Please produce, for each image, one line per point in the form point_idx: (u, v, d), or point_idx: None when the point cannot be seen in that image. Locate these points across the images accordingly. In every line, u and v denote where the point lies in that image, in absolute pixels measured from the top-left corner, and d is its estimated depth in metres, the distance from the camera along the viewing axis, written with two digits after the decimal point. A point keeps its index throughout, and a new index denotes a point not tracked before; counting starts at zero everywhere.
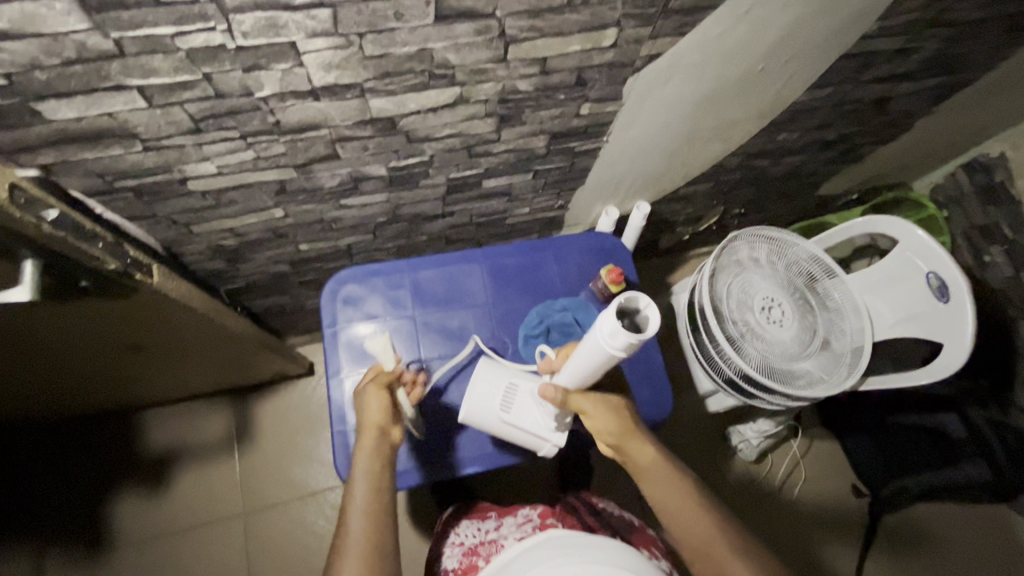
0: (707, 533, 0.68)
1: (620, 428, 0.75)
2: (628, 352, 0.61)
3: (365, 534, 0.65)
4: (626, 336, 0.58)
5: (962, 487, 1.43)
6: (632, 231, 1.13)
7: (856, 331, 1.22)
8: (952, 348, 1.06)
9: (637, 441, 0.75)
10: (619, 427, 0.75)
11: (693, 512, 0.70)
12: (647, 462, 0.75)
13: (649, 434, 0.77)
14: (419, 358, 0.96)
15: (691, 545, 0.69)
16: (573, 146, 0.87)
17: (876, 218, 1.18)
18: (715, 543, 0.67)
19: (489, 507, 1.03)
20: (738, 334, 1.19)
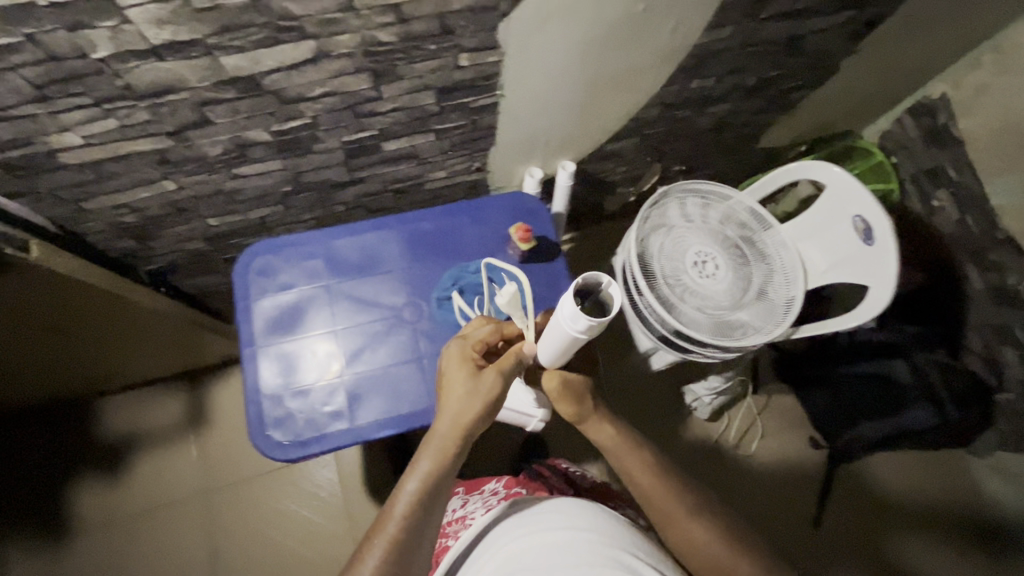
0: (667, 504, 0.80)
1: (582, 411, 0.84)
2: (589, 334, 0.71)
3: (414, 511, 0.72)
4: (586, 321, 0.68)
5: (914, 432, 1.43)
6: (559, 190, 1.12)
7: (789, 281, 1.21)
8: (875, 296, 1.06)
9: (596, 419, 0.85)
10: (583, 408, 0.84)
11: (655, 485, 0.81)
12: (608, 439, 0.84)
13: (609, 416, 0.86)
14: (336, 325, 0.96)
15: (656, 509, 0.80)
16: (467, 102, 0.86)
17: (802, 164, 1.17)
18: (675, 509, 0.79)
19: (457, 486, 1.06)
20: (668, 290, 1.18)
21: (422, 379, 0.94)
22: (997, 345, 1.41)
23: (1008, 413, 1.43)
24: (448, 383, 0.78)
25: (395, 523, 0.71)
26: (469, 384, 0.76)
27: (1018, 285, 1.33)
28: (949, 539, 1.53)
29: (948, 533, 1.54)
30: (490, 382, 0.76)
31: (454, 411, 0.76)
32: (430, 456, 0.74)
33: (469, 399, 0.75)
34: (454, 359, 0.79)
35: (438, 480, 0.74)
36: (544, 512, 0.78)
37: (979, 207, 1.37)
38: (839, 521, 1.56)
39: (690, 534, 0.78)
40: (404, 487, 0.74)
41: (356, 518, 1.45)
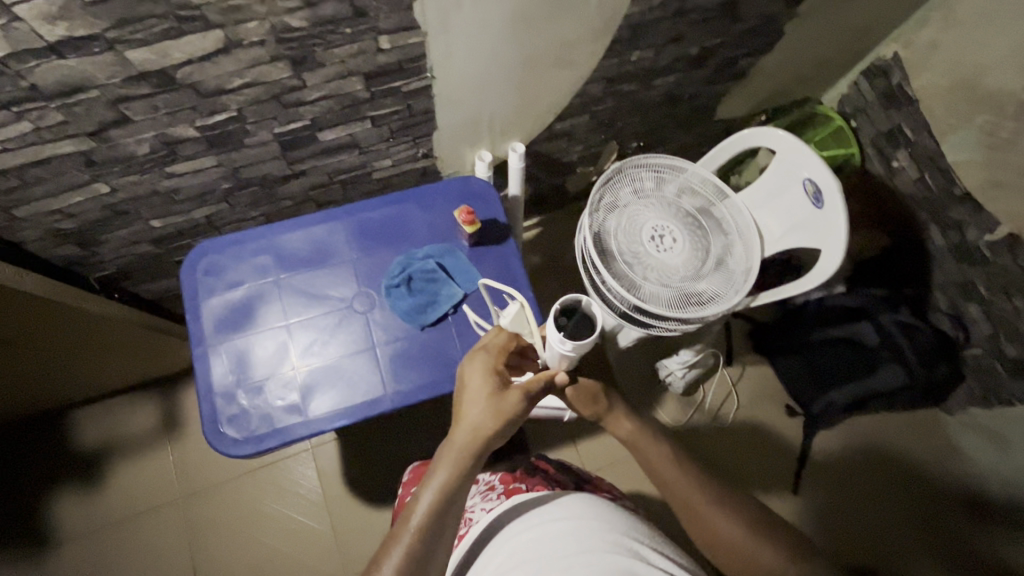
0: (688, 494, 0.79)
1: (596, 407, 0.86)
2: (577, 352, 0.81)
3: (430, 527, 0.71)
4: (572, 345, 0.78)
5: (885, 394, 1.44)
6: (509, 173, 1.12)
7: (747, 249, 1.21)
8: (826, 259, 1.06)
9: (615, 414, 0.87)
10: (600, 408, 0.87)
11: (676, 475, 0.81)
12: (628, 433, 0.86)
13: (625, 408, 0.87)
14: (287, 320, 0.96)
15: (680, 500, 0.80)
16: (398, 87, 0.85)
17: (751, 130, 1.16)
18: (695, 499, 0.79)
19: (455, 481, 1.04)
20: (626, 266, 1.18)
21: (376, 368, 0.94)
22: (962, 301, 1.42)
23: (976, 368, 1.44)
24: (467, 397, 0.78)
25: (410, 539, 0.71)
26: (490, 400, 0.77)
27: (977, 240, 1.33)
28: (929, 498, 1.54)
29: (927, 491, 1.54)
30: (514, 401, 0.77)
31: (472, 425, 0.76)
32: (446, 470, 0.74)
33: (490, 415, 0.76)
34: (476, 373, 0.79)
35: (454, 495, 0.74)
36: (550, 508, 0.80)
37: (936, 165, 1.37)
38: (819, 490, 1.55)
39: (711, 524, 0.77)
40: (421, 502, 0.73)
41: (337, 514, 1.45)
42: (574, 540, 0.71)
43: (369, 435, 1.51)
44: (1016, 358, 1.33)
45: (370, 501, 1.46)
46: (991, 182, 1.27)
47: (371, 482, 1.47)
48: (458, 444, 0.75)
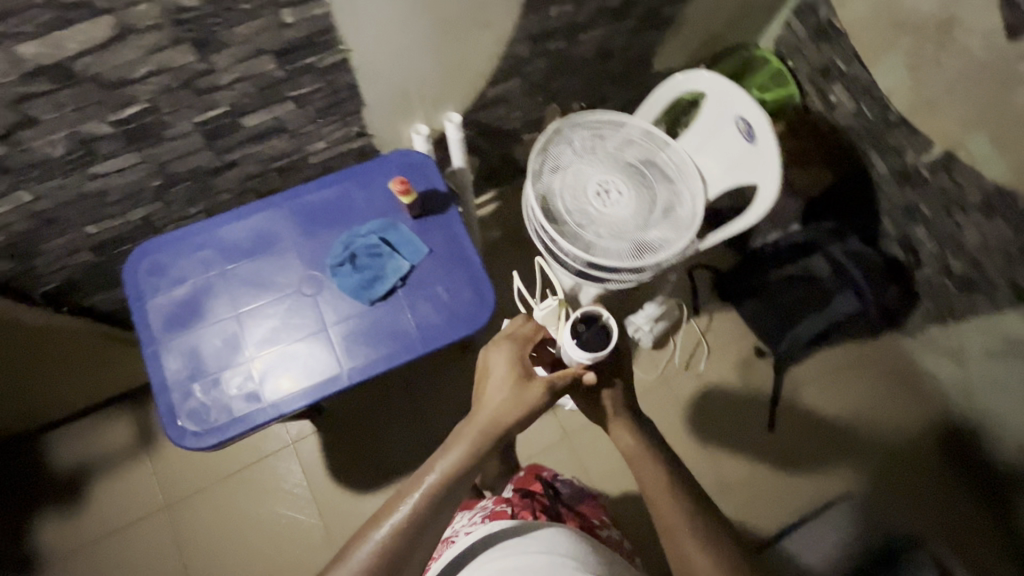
0: (674, 518, 0.83)
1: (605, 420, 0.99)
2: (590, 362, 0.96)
3: (439, 494, 0.79)
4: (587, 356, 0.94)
5: (846, 322, 1.48)
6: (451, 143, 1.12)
7: (691, 194, 1.23)
8: (762, 195, 1.08)
9: (618, 428, 0.97)
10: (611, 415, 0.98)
11: (668, 501, 0.85)
12: (630, 447, 0.94)
13: (633, 428, 0.96)
14: (235, 310, 0.96)
15: (662, 518, 0.84)
16: (314, 62, 0.85)
17: (681, 75, 1.17)
18: (679, 524, 0.83)
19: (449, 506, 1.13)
20: (574, 224, 1.20)
21: (330, 347, 0.95)
22: (908, 225, 1.46)
23: (929, 287, 1.49)
24: (492, 383, 0.92)
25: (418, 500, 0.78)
26: (514, 388, 0.90)
27: (915, 162, 1.36)
28: (893, 423, 1.60)
29: (891, 415, 1.60)
30: (535, 390, 0.91)
31: (494, 406, 0.88)
32: (463, 445, 0.84)
33: (511, 398, 0.89)
34: (502, 361, 0.94)
35: (466, 470, 0.82)
36: (525, 537, 0.87)
37: (870, 93, 1.40)
38: (790, 424, 1.61)
39: (686, 551, 0.80)
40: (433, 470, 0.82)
41: (326, 504, 1.47)
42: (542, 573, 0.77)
43: (348, 424, 1.52)
44: (963, 272, 1.38)
45: (357, 488, 1.48)
46: (921, 103, 1.30)
47: (355, 470, 1.48)
48: (479, 422, 0.86)
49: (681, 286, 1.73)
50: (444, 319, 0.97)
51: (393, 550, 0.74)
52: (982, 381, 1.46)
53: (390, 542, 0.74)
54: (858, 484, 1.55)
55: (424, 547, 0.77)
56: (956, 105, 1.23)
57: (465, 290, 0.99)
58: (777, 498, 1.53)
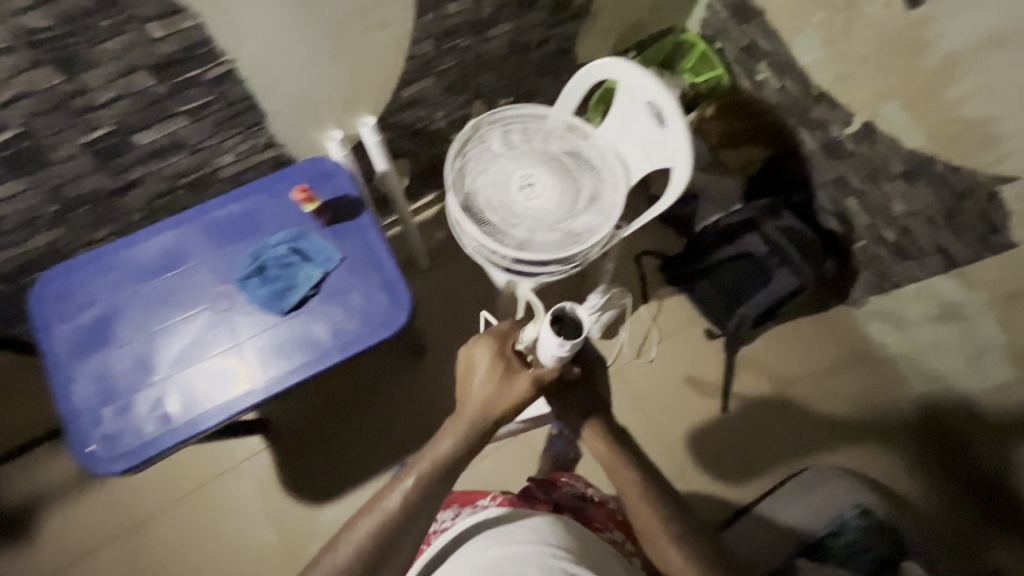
0: (650, 523, 0.95)
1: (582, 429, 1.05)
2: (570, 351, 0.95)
3: (432, 479, 0.90)
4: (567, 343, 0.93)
5: (786, 298, 1.48)
6: (370, 148, 1.12)
7: (614, 182, 1.24)
8: (675, 180, 1.09)
9: (593, 438, 1.04)
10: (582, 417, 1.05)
11: (644, 509, 0.96)
12: (607, 457, 1.02)
13: (605, 433, 1.04)
14: (147, 330, 0.95)
15: (640, 523, 0.96)
16: (198, 76, 0.85)
17: (593, 63, 1.17)
18: (654, 528, 0.95)
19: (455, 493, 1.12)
20: (498, 221, 1.19)
21: (244, 362, 0.94)
22: (841, 197, 1.47)
23: (866, 258, 1.50)
24: (476, 379, 0.97)
25: (410, 484, 0.89)
26: (500, 382, 0.96)
27: (840, 134, 1.37)
28: (852, 393, 1.60)
29: (849, 385, 1.61)
30: (521, 383, 0.97)
31: (479, 402, 0.95)
32: (451, 437, 0.93)
33: (495, 393, 0.95)
34: (487, 354, 0.99)
35: (455, 458, 0.93)
36: (517, 524, 0.88)
37: (793, 69, 1.40)
38: (748, 402, 1.61)
39: (660, 549, 0.94)
40: (425, 458, 0.92)
41: (282, 519, 1.46)
42: (527, 563, 0.79)
43: (300, 437, 1.52)
44: (894, 240, 1.39)
45: (313, 499, 1.48)
46: (839, 76, 1.30)
47: (311, 480, 1.49)
48: (467, 415, 0.94)
49: (629, 274, 1.72)
50: (360, 325, 0.96)
51: (387, 531, 0.85)
52: (925, 344, 1.49)
53: (385, 526, 0.86)
54: (819, 456, 1.56)
55: (415, 528, 0.88)
56: (870, 75, 1.23)
57: (380, 295, 0.98)
58: (739, 475, 1.54)
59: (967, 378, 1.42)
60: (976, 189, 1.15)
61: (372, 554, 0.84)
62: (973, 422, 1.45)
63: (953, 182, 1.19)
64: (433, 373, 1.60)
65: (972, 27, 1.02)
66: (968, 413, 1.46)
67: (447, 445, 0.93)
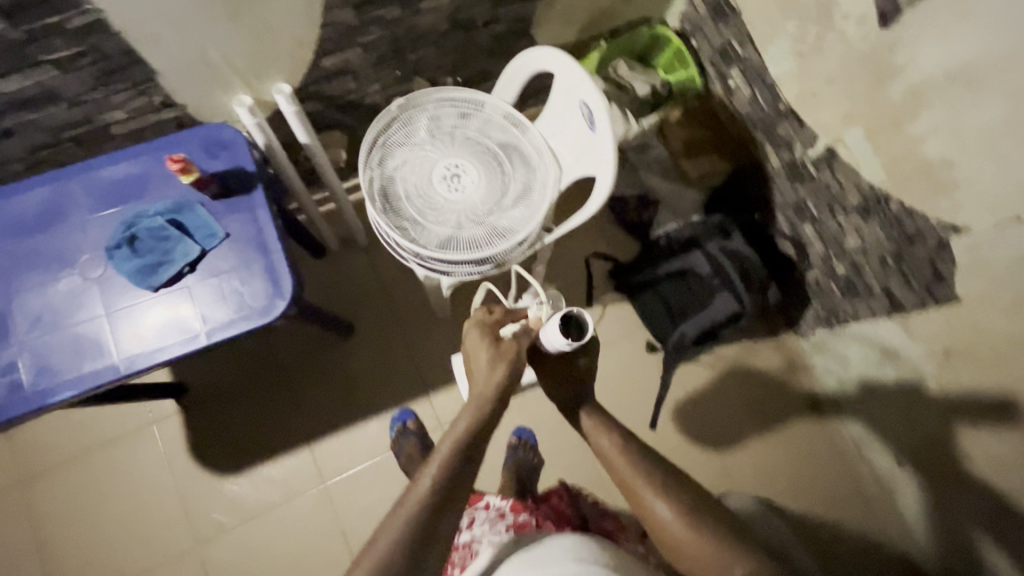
0: (634, 478, 0.86)
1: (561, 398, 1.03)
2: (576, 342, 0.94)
3: (454, 462, 0.80)
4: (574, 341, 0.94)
5: (726, 322, 1.41)
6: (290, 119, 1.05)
7: (545, 182, 1.15)
8: (598, 189, 1.01)
9: (574, 410, 1.00)
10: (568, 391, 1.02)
11: (627, 466, 0.87)
12: (586, 423, 0.97)
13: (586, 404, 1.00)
14: (9, 289, 0.90)
15: (623, 481, 0.87)
16: (60, 23, 0.78)
17: (531, 52, 1.08)
18: (637, 482, 0.85)
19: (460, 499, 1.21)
20: (413, 211, 1.12)
21: (107, 335, 0.89)
22: (799, 223, 1.38)
23: (816, 289, 1.42)
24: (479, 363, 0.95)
25: (437, 468, 0.79)
26: (492, 350, 0.96)
27: (803, 156, 1.28)
28: (785, 424, 1.54)
29: (779, 414, 1.55)
30: (512, 347, 0.97)
31: (485, 378, 0.93)
32: (467, 417, 0.87)
33: (496, 364, 0.94)
34: (480, 334, 0.99)
35: (475, 438, 0.85)
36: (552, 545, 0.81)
37: (764, 79, 1.30)
38: (676, 421, 1.55)
39: (643, 499, 0.84)
40: (447, 442, 0.83)
41: (185, 485, 1.45)
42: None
43: (216, 405, 1.50)
44: (845, 275, 1.31)
45: (218, 468, 1.47)
46: (807, 93, 1.20)
47: (221, 450, 1.48)
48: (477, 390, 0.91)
49: (574, 275, 1.65)
50: (235, 311, 0.91)
51: (422, 523, 0.73)
52: (864, 386, 1.43)
53: (413, 516, 0.74)
54: (741, 482, 1.50)
55: (451, 519, 0.76)
56: (836, 96, 1.13)
57: (261, 282, 0.93)
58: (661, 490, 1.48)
59: (898, 428, 1.36)
60: (927, 234, 1.07)
61: (409, 557, 0.71)
62: (896, 472, 1.41)
63: (905, 223, 1.10)
64: (359, 357, 1.56)
65: (940, 58, 0.92)
66: (893, 462, 1.41)
67: (462, 426, 0.86)
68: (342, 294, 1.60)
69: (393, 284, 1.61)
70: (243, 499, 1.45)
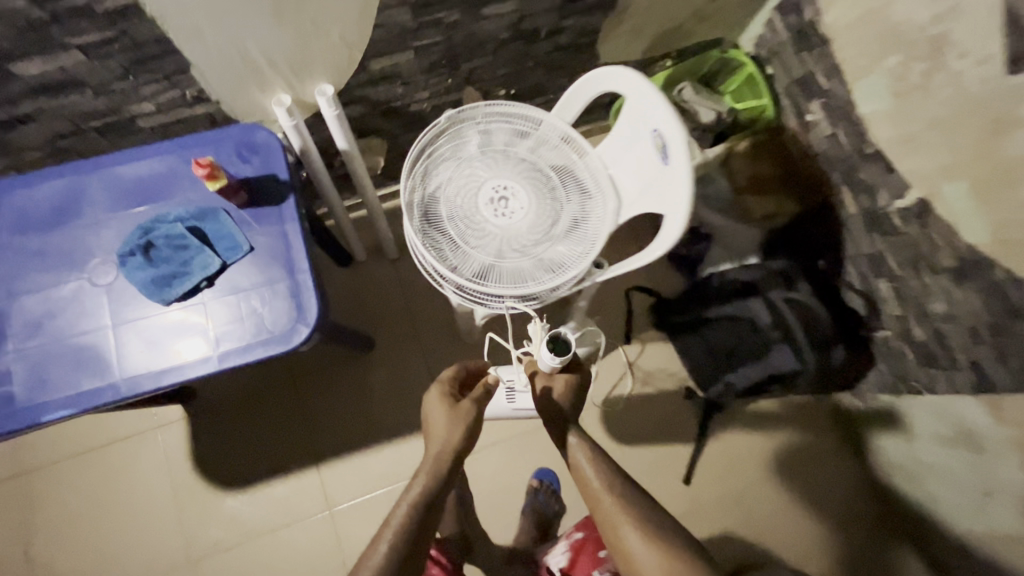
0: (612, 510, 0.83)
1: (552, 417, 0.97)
2: (558, 360, 0.95)
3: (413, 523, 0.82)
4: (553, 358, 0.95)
5: (780, 378, 1.29)
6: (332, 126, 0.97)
7: (601, 213, 1.05)
8: (666, 231, 0.91)
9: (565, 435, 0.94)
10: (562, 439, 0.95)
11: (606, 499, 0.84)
12: (575, 449, 0.91)
13: (577, 430, 0.94)
14: (11, 289, 0.82)
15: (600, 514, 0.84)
16: (88, 5, 0.69)
17: (602, 69, 0.97)
18: (620, 519, 0.81)
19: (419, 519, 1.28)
20: (454, 234, 1.02)
21: (111, 349, 0.80)
22: (872, 277, 1.25)
23: (885, 351, 1.29)
24: (439, 420, 0.95)
25: (398, 527, 0.81)
26: (449, 407, 0.96)
27: (887, 206, 1.15)
28: (827, 483, 1.45)
29: (821, 476, 1.45)
30: (467, 409, 0.97)
31: (441, 439, 0.93)
32: (424, 477, 0.88)
33: (455, 423, 0.94)
34: (438, 394, 0.99)
35: (433, 497, 0.86)
36: None
37: (850, 117, 1.17)
38: (708, 480, 1.44)
39: (621, 535, 0.80)
40: (405, 499, 0.85)
41: (184, 497, 1.37)
42: None
43: (224, 413, 1.42)
44: (923, 341, 1.17)
45: (220, 482, 1.38)
46: (901, 137, 1.07)
47: (225, 462, 1.39)
48: (431, 452, 0.91)
49: (613, 309, 1.53)
50: (250, 335, 0.82)
51: None
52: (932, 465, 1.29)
53: None
54: (776, 550, 1.39)
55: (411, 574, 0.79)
56: (936, 145, 1.00)
57: (283, 303, 0.83)
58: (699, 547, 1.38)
59: (968, 518, 1.22)
60: None
61: None
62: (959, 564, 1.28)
63: (1010, 295, 0.97)
64: (378, 375, 1.47)
65: None
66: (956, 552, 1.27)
67: (418, 486, 0.87)
68: (366, 307, 1.51)
69: (421, 300, 1.52)
70: (245, 518, 1.36)
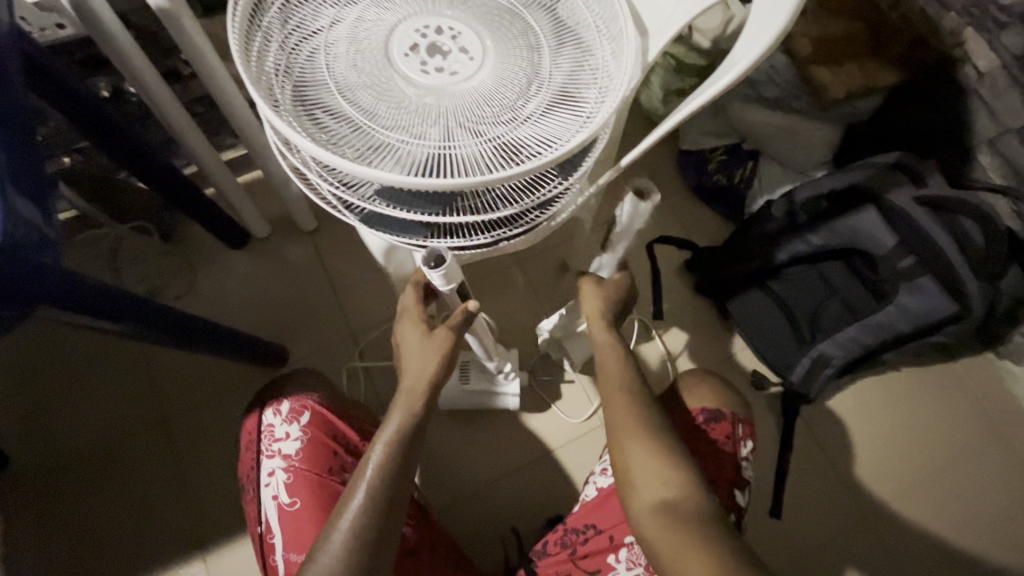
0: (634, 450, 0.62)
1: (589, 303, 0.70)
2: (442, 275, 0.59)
3: (380, 511, 0.55)
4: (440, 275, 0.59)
5: (918, 329, 0.87)
6: None
7: (612, 56, 0.59)
8: (752, 32, 0.47)
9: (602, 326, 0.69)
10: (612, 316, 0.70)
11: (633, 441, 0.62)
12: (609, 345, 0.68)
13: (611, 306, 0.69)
14: None
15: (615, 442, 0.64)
16: None
17: None
18: (628, 437, 0.63)
19: (311, 397, 0.70)
20: (350, 108, 0.55)
21: None
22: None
23: None
24: (410, 357, 0.63)
25: (376, 476, 0.57)
26: (425, 334, 0.63)
27: None
28: (989, 492, 0.96)
29: (981, 480, 0.96)
30: (442, 340, 0.63)
31: (417, 379, 0.62)
32: (395, 424, 0.60)
33: (433, 356, 0.63)
34: (411, 314, 0.65)
35: (405, 457, 0.59)
36: None
37: None
38: (816, 506, 0.94)
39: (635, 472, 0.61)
40: (367, 464, 0.58)
41: None
42: None
43: (45, 491, 0.89)
44: None
45: None
46: None
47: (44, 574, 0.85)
48: (405, 387, 0.62)
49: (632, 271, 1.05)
50: None
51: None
52: None
53: None
54: None
55: (395, 538, 0.56)
56: None
57: None
58: None
59: None
60: None
61: None
62: None
63: None
64: None
65: None
66: None
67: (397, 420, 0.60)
68: (272, 306, 1.02)
69: (355, 287, 1.04)
70: None
